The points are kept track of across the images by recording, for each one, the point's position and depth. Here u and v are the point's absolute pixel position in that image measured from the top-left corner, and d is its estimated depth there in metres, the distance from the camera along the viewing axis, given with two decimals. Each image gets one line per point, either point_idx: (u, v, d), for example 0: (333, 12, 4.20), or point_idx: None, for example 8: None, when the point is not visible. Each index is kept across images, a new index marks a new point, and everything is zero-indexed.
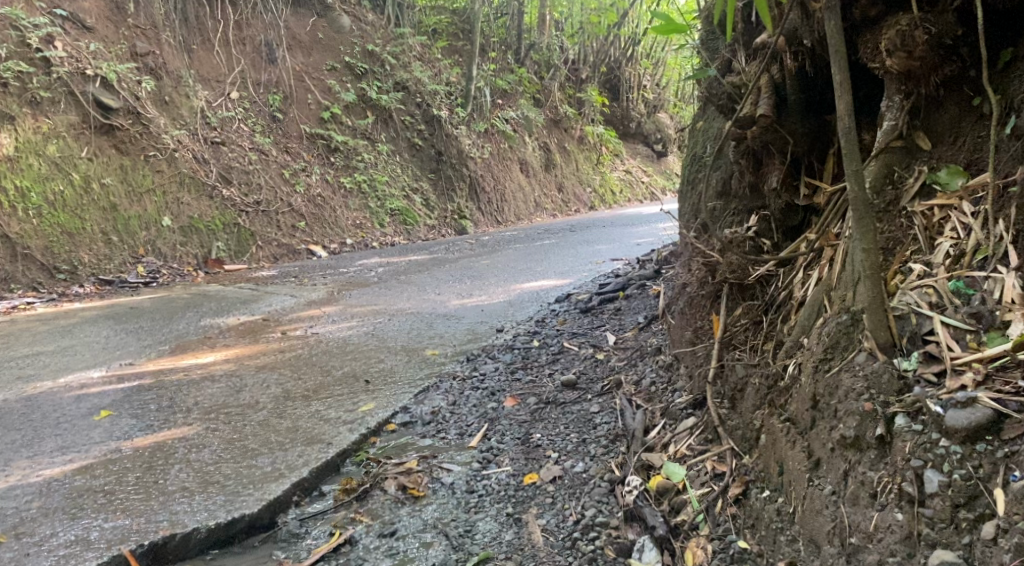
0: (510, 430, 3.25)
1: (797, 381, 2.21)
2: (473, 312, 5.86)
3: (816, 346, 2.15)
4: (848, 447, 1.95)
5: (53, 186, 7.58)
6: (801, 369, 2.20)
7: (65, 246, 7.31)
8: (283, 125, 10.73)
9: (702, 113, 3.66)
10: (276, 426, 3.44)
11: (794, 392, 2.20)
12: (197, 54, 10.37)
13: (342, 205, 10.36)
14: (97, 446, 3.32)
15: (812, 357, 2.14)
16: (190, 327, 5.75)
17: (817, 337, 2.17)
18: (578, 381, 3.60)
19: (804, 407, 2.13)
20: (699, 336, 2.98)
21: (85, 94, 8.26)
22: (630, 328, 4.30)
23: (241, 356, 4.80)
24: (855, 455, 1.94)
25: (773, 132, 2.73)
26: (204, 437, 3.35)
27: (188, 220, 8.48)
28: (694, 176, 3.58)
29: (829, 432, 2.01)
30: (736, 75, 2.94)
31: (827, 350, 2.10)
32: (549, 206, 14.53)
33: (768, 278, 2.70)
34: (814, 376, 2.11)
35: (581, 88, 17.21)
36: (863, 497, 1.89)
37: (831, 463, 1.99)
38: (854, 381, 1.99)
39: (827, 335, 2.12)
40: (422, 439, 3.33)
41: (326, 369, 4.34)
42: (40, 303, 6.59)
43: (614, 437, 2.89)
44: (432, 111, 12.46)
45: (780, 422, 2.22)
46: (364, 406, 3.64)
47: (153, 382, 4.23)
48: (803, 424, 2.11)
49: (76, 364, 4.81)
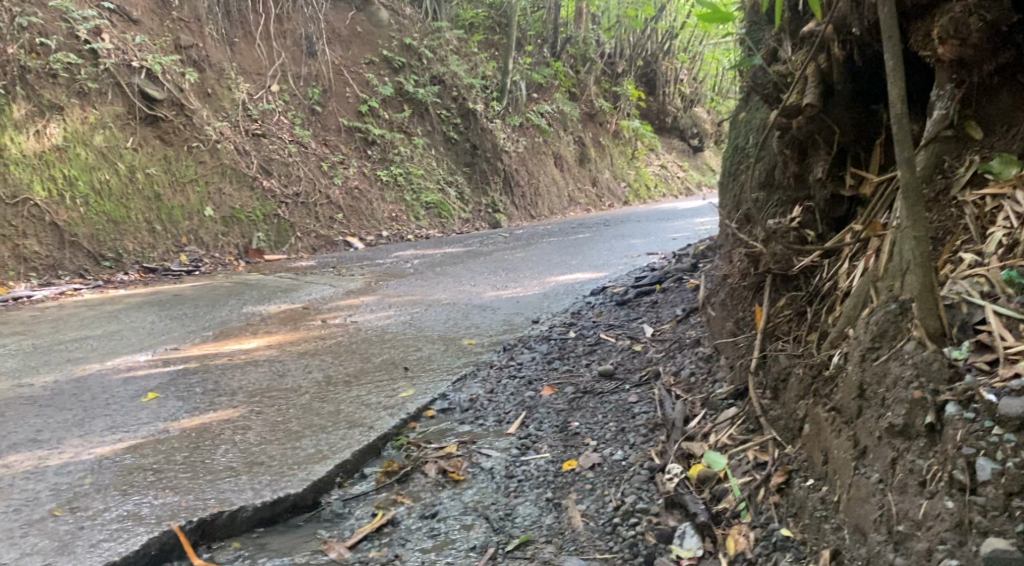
0: (548, 418, 3.27)
1: (842, 370, 2.20)
2: (509, 303, 5.89)
3: (862, 335, 2.15)
4: (896, 435, 1.94)
5: (100, 175, 7.73)
6: (847, 359, 2.19)
7: (111, 234, 7.46)
8: (321, 117, 10.84)
9: (746, 104, 3.65)
10: (318, 410, 3.50)
11: (839, 381, 2.19)
12: (239, 47, 10.52)
13: (378, 198, 10.45)
14: (146, 427, 3.40)
15: (859, 346, 2.13)
16: (232, 314, 5.85)
17: (865, 326, 2.15)
18: (616, 372, 3.61)
19: (848, 397, 2.12)
20: (742, 327, 2.99)
21: (131, 86, 8.43)
22: (667, 320, 4.29)
23: (283, 342, 4.88)
24: (903, 443, 1.92)
25: (819, 122, 2.73)
26: (248, 419, 3.42)
27: (229, 210, 8.62)
28: (737, 167, 3.59)
29: (877, 420, 2.00)
30: (782, 65, 2.92)
31: (874, 339, 2.08)
32: (584, 200, 14.52)
33: (813, 269, 2.69)
34: (861, 364, 2.10)
35: (617, 82, 16.94)
36: (911, 485, 1.87)
37: (879, 452, 1.98)
38: (903, 369, 1.98)
39: (874, 325, 2.11)
40: (460, 425, 3.37)
41: (367, 356, 4.39)
42: (87, 290, 6.74)
43: (653, 425, 2.90)
44: (468, 105, 12.51)
45: (825, 411, 2.21)
46: (404, 392, 3.69)
47: (197, 366, 4.32)
48: (849, 413, 2.10)
49: (122, 348, 4.92)
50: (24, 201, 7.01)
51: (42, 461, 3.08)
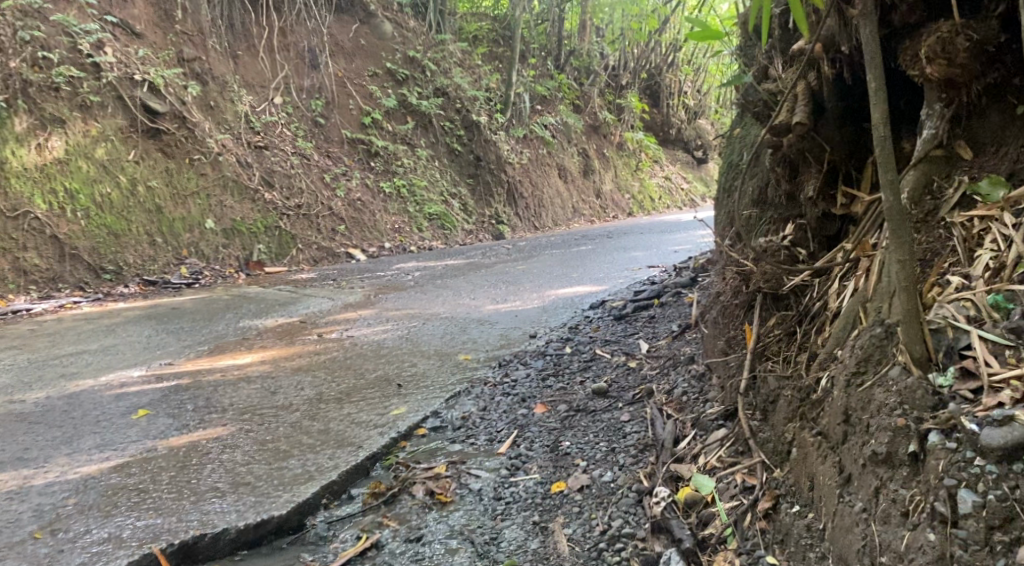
0: (539, 438, 3.24)
1: (829, 394, 2.16)
2: (507, 317, 5.86)
3: (849, 358, 2.12)
4: (880, 463, 1.90)
5: (101, 188, 7.74)
6: (833, 382, 2.16)
7: (112, 247, 7.47)
8: (324, 130, 10.85)
9: (741, 120, 3.64)
10: (308, 429, 3.47)
11: (826, 406, 2.15)
12: (242, 59, 10.55)
13: (381, 209, 10.44)
14: (134, 445, 3.38)
15: (845, 371, 2.09)
16: (229, 328, 5.84)
17: (850, 350, 2.12)
18: (610, 389, 3.57)
19: (834, 421, 2.09)
20: (733, 346, 2.95)
21: (133, 99, 8.45)
22: (664, 336, 4.25)
23: (278, 357, 4.86)
24: (886, 472, 1.89)
25: (810, 140, 2.72)
26: (237, 437, 3.40)
27: (231, 222, 8.62)
28: (731, 184, 3.57)
29: (861, 447, 1.96)
30: (772, 82, 2.90)
31: (860, 364, 2.05)
32: (587, 212, 14.50)
33: (803, 288, 2.67)
34: (846, 390, 2.06)
35: (622, 94, 17.06)
36: (894, 516, 1.84)
37: (862, 480, 1.94)
38: (887, 396, 1.94)
39: (860, 348, 2.09)
40: (451, 445, 3.34)
41: (360, 372, 4.37)
42: (86, 303, 6.74)
43: (643, 446, 2.86)
44: (471, 117, 12.50)
45: (812, 435, 2.18)
46: (396, 410, 3.66)
47: (190, 382, 4.30)
48: (835, 439, 2.07)
49: (117, 363, 4.91)
50: (24, 214, 7.02)
51: (28, 481, 3.07)
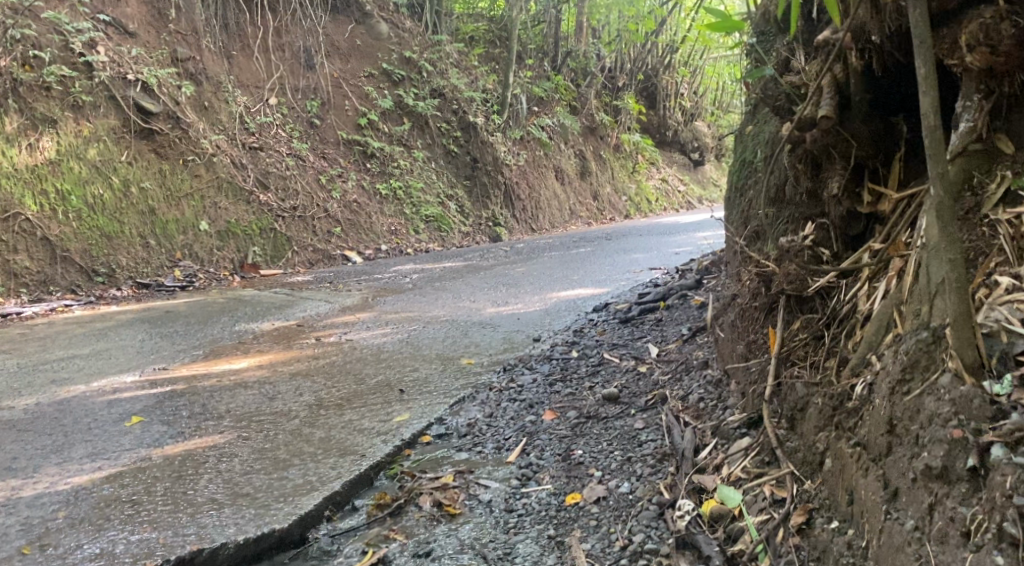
0: (549, 446, 3.10)
1: (868, 402, 2.05)
2: (509, 320, 5.73)
3: (891, 364, 2.00)
4: (933, 478, 1.78)
5: (93, 189, 7.59)
6: (874, 389, 2.04)
7: (104, 249, 7.33)
8: (319, 131, 10.71)
9: (753, 116, 3.53)
10: (308, 436, 3.34)
11: (865, 415, 2.04)
12: (237, 59, 10.40)
13: (377, 211, 10.31)
14: (127, 453, 3.25)
15: (888, 378, 1.98)
16: (225, 332, 5.70)
17: (892, 355, 2.00)
18: (620, 395, 3.45)
19: (876, 432, 1.97)
20: (753, 351, 2.83)
21: (126, 99, 8.29)
22: (673, 340, 4.13)
23: (275, 362, 4.73)
24: (942, 488, 1.76)
25: (835, 135, 2.61)
26: (235, 446, 3.27)
27: (225, 224, 8.48)
28: (744, 183, 3.45)
29: (910, 460, 1.85)
30: (795, 75, 2.78)
31: (906, 370, 1.93)
32: (584, 214, 14.38)
33: (829, 289, 2.56)
34: (890, 398, 1.95)
35: (618, 96, 16.93)
36: (952, 536, 1.71)
37: (912, 495, 1.82)
38: (939, 406, 1.82)
39: (903, 353, 1.97)
40: (458, 453, 3.21)
41: (361, 377, 4.24)
42: (78, 306, 6.61)
43: (661, 456, 2.73)
44: (468, 118, 12.37)
45: (849, 447, 2.06)
46: (399, 417, 3.53)
47: (185, 388, 4.17)
48: (877, 451, 1.95)
49: (110, 368, 4.77)
50: (15, 216, 6.87)
51: (15, 493, 2.93)
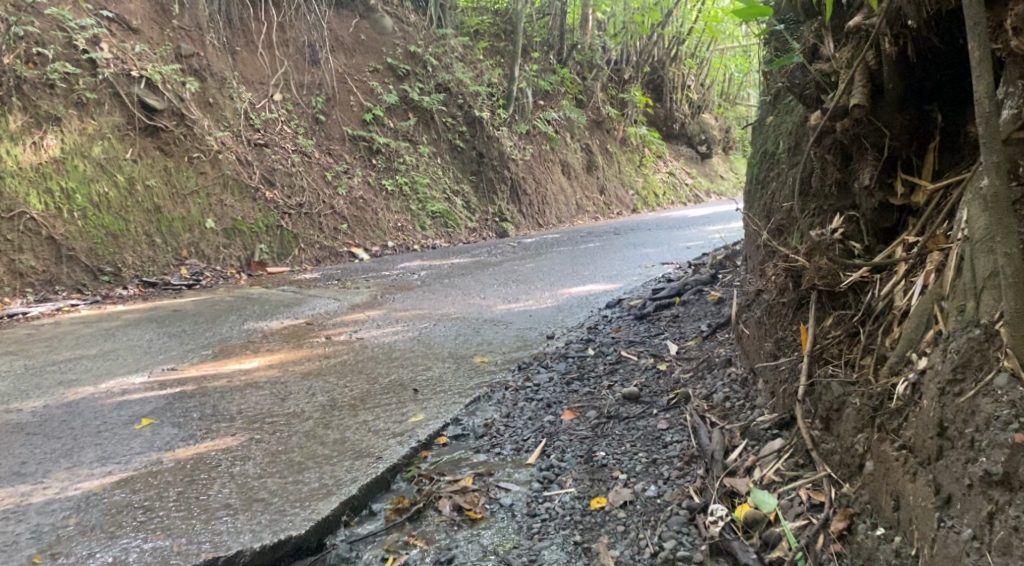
0: (570, 447, 3.02)
1: (915, 403, 2.00)
2: (522, 317, 5.64)
3: (940, 363, 1.95)
4: (993, 485, 1.76)
5: (99, 187, 7.53)
6: (920, 389, 1.99)
7: (110, 248, 7.26)
8: (325, 127, 10.61)
9: (773, 107, 3.45)
10: (323, 438, 3.27)
11: (910, 417, 2.00)
12: (241, 56, 10.31)
13: (383, 208, 10.21)
14: (138, 457, 3.18)
15: (938, 378, 1.94)
16: (233, 331, 5.63)
17: (942, 355, 1.95)
18: (641, 394, 3.36)
19: (924, 434, 1.94)
20: (781, 348, 2.76)
21: (130, 96, 8.22)
22: (691, 337, 4.05)
23: (285, 361, 4.65)
24: (1002, 495, 1.74)
25: (866, 124, 2.53)
26: (248, 449, 3.20)
27: (231, 221, 8.41)
28: (765, 175, 3.36)
29: (966, 465, 1.82)
30: (824, 62, 2.69)
31: (957, 370, 1.89)
32: (591, 209, 14.26)
33: (863, 285, 2.48)
34: (940, 400, 1.92)
35: (624, 89, 16.79)
36: (1016, 545, 1.70)
37: (968, 502, 1.80)
38: (997, 407, 1.79)
39: (953, 353, 1.92)
40: (476, 454, 3.13)
41: (374, 377, 4.16)
42: (84, 306, 6.56)
43: (689, 458, 2.65)
44: (474, 112, 12.26)
45: (893, 450, 2.03)
46: (414, 417, 3.45)
47: (195, 389, 4.09)
48: (926, 455, 1.92)
49: (118, 368, 4.69)
50: (20, 215, 6.81)
51: (25, 499, 2.87)
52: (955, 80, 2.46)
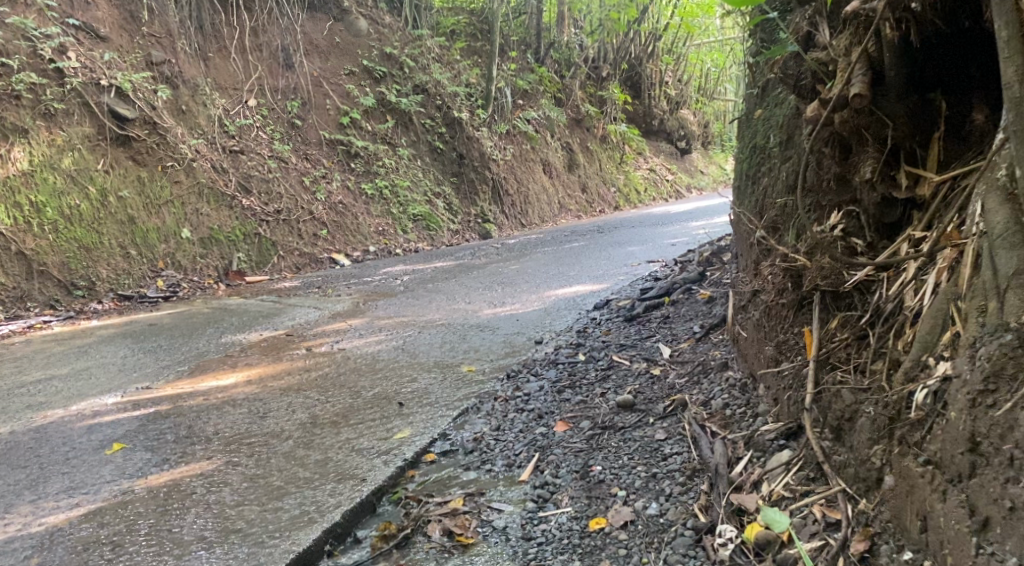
0: (565, 461, 2.87)
1: (940, 415, 1.89)
2: (508, 322, 5.48)
3: (967, 372, 1.85)
4: None
5: (69, 200, 7.32)
6: (944, 401, 1.89)
7: (83, 262, 7.07)
8: (301, 132, 10.41)
9: (761, 99, 3.30)
10: (304, 460, 3.11)
11: (936, 430, 1.89)
12: (214, 61, 10.10)
13: (363, 212, 10.02)
14: (107, 486, 3.00)
15: (967, 388, 1.83)
16: (210, 345, 5.44)
17: (969, 362, 1.85)
18: (636, 402, 3.22)
19: (953, 450, 1.84)
20: (783, 352, 2.63)
21: (100, 105, 8.00)
22: (684, 339, 3.90)
23: (264, 377, 4.46)
24: None
25: (867, 115, 2.40)
26: (225, 473, 3.04)
27: (208, 231, 8.20)
28: (756, 171, 3.21)
29: (1004, 486, 1.73)
30: (820, 50, 2.55)
31: (989, 380, 1.79)
32: (573, 207, 14.10)
33: (868, 284, 2.36)
34: (971, 413, 1.81)
35: (603, 86, 16.64)
36: None
37: (1007, 527, 1.71)
38: None
39: (982, 360, 1.82)
40: (466, 472, 2.97)
41: (356, 391, 3.98)
42: (56, 323, 6.38)
43: (691, 471, 2.52)
44: (452, 114, 12.09)
45: (918, 466, 1.92)
46: (399, 433, 3.29)
47: (170, 409, 3.91)
48: (957, 472, 1.82)
49: (90, 389, 4.50)
50: None
51: None
52: (959, 65, 2.35)
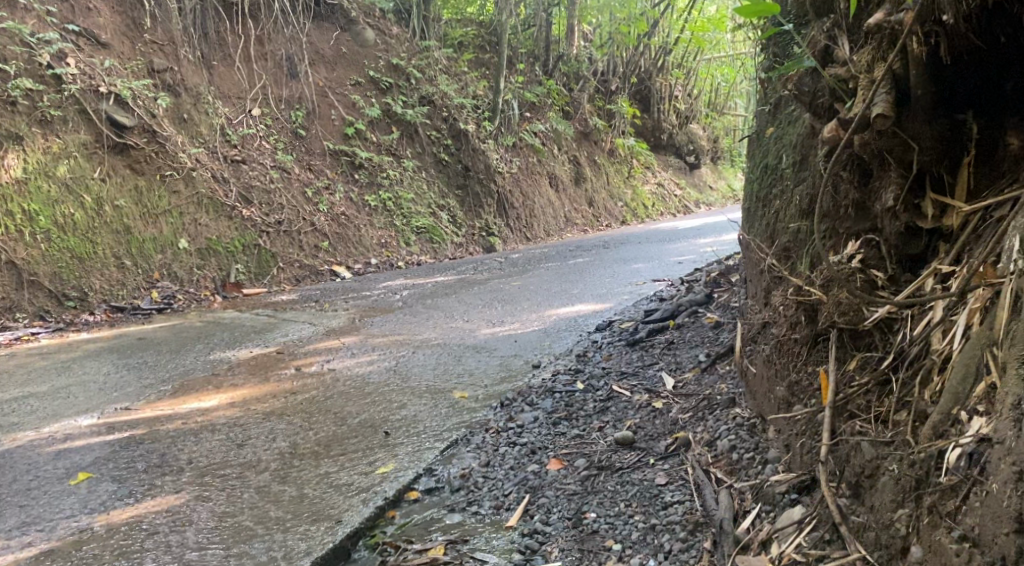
0: (557, 505, 2.67)
1: (979, 485, 1.71)
2: (507, 344, 5.26)
3: (1013, 439, 1.66)
4: None
5: (63, 209, 7.16)
6: (986, 470, 1.70)
7: (75, 272, 6.90)
8: (305, 141, 10.25)
9: (773, 116, 3.09)
10: (278, 495, 2.91)
11: (975, 504, 1.71)
12: (217, 69, 9.94)
13: (366, 224, 9.83)
14: (64, 524, 2.81)
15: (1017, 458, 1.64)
16: (197, 362, 5.23)
17: (1017, 429, 1.66)
18: (636, 439, 3.00)
19: (994, 529, 1.66)
20: (796, 395, 2.45)
21: (98, 112, 7.83)
22: (689, 368, 3.68)
23: (248, 399, 4.24)
24: None
25: (891, 137, 2.21)
26: (194, 509, 2.84)
27: (206, 241, 8.01)
28: (767, 193, 2.99)
29: None
30: (840, 66, 2.35)
31: None
32: (580, 221, 13.87)
33: (891, 322, 2.17)
34: (1017, 487, 1.63)
35: (612, 100, 16.43)
36: None
37: None
38: None
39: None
40: (450, 515, 2.77)
41: (341, 417, 3.76)
42: (45, 334, 6.21)
43: (694, 525, 2.38)
44: (459, 125, 11.89)
45: (952, 541, 1.74)
46: (382, 467, 3.08)
47: (146, 434, 3.70)
48: (1000, 554, 1.64)
49: (67, 409, 4.29)
50: None
51: None
52: (993, 83, 2.13)
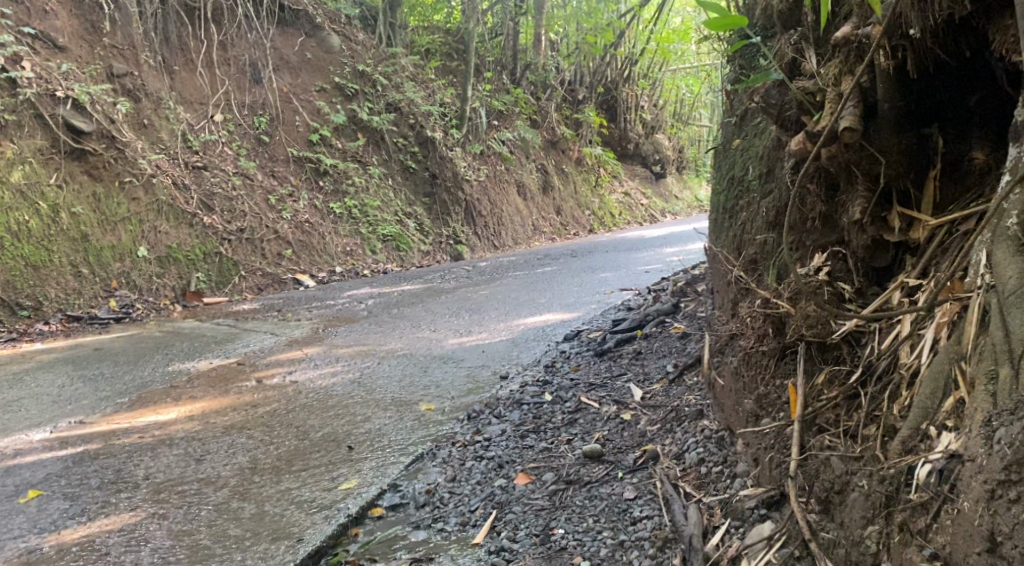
0: (525, 522, 2.63)
1: (949, 501, 1.69)
2: (474, 354, 5.21)
3: (983, 456, 1.65)
4: None
5: (18, 216, 6.98)
6: (957, 488, 1.69)
7: (29, 280, 6.72)
8: (268, 148, 10.12)
9: (740, 127, 3.09)
10: (237, 512, 2.83)
11: (945, 522, 1.69)
12: (179, 75, 9.79)
13: (330, 231, 9.71)
14: (11, 545, 2.71)
15: (986, 475, 1.63)
16: (155, 374, 5.10)
17: (987, 444, 1.66)
18: (604, 452, 2.97)
19: (965, 548, 1.64)
20: (763, 408, 2.43)
21: (55, 117, 7.65)
22: (657, 379, 3.67)
23: (208, 412, 4.14)
24: None
25: (858, 150, 2.20)
26: (149, 527, 2.76)
27: (166, 249, 7.86)
28: (734, 204, 2.98)
29: None
30: (807, 79, 2.35)
31: (1009, 470, 1.59)
32: (548, 229, 13.85)
33: (858, 336, 2.18)
34: (987, 505, 1.62)
35: (579, 109, 16.47)
36: None
37: None
38: None
39: (999, 443, 1.63)
40: (415, 532, 2.71)
41: (303, 431, 3.67)
42: None
43: (663, 541, 2.35)
44: (426, 133, 11.79)
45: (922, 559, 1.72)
46: (345, 483, 3.01)
47: (101, 448, 3.59)
48: None
49: (18, 423, 4.15)
50: None
51: None
52: (958, 98, 2.15)
